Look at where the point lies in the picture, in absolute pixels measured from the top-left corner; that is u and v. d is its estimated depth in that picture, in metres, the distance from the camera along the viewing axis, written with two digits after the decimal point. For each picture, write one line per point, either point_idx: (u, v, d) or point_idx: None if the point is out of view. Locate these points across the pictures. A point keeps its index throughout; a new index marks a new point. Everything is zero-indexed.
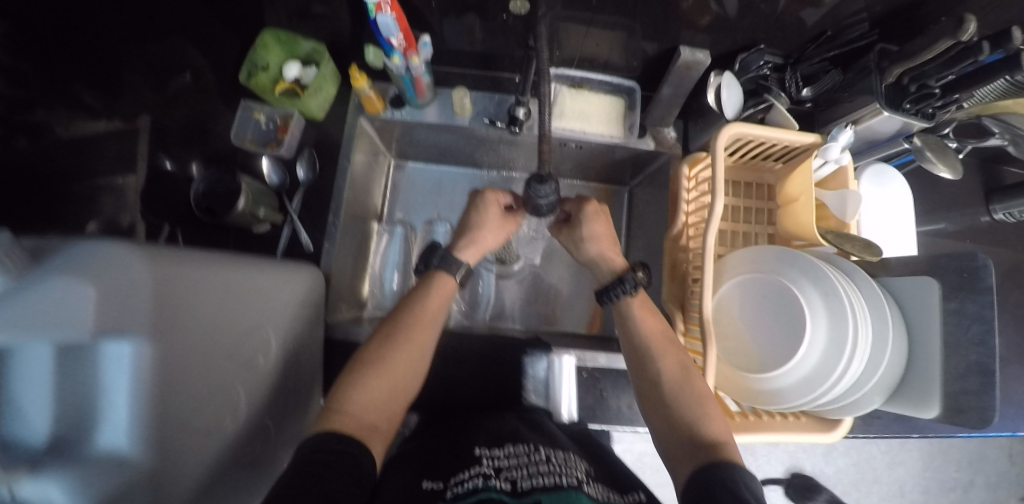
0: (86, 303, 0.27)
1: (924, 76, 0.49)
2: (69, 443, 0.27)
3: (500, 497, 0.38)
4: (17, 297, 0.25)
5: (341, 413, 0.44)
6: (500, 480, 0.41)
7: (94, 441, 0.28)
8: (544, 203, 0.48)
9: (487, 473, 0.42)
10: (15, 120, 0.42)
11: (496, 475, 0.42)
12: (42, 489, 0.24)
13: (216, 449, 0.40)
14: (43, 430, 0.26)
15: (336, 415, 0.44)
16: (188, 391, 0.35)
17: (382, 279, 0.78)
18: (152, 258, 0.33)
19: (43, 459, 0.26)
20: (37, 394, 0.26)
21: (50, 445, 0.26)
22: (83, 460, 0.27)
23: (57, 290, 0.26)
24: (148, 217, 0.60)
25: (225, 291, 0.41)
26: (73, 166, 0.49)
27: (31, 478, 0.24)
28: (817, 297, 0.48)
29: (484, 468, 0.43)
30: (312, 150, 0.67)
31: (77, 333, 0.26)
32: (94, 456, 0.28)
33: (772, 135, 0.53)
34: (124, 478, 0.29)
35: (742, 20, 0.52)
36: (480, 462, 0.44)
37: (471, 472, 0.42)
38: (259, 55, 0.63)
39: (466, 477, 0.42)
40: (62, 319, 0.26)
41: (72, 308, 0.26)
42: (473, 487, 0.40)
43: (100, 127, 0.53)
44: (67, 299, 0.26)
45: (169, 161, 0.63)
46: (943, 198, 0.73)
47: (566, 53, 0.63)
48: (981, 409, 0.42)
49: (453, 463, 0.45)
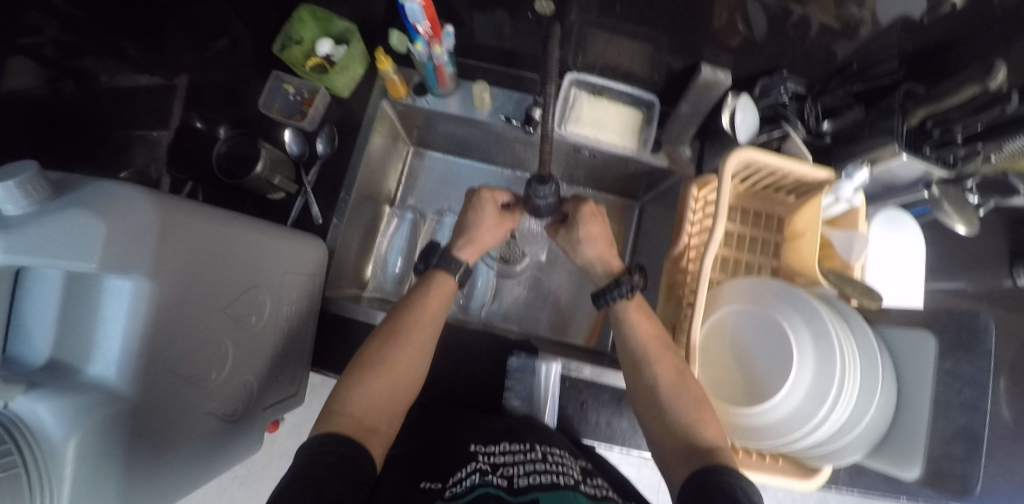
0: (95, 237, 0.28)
1: (948, 121, 0.48)
2: (65, 367, 0.31)
3: (499, 493, 0.39)
4: (35, 223, 0.26)
5: (342, 413, 0.45)
6: (496, 476, 0.42)
7: (84, 370, 0.32)
8: (542, 203, 0.49)
9: (483, 470, 0.43)
10: (65, 65, 0.47)
11: (492, 472, 0.43)
12: (31, 405, 0.28)
13: (202, 398, 0.41)
14: (44, 351, 0.30)
15: (338, 416, 0.45)
16: (179, 338, 0.37)
17: (385, 261, 0.80)
18: (165, 209, 0.35)
19: (38, 377, 0.29)
20: (43, 318, 0.29)
21: (47, 365, 0.30)
22: (72, 383, 0.31)
23: (70, 222, 0.28)
24: (173, 171, 0.63)
25: (230, 248, 0.43)
26: (114, 114, 0.54)
27: (23, 394, 0.28)
28: (807, 337, 0.48)
29: (482, 465, 0.44)
30: (332, 127, 0.69)
31: (85, 265, 0.28)
32: (82, 381, 0.31)
33: (788, 165, 0.52)
34: (110, 407, 0.31)
35: (768, 44, 0.52)
36: (477, 459, 0.46)
37: (467, 471, 0.43)
38: (294, 29, 0.65)
39: (463, 476, 0.42)
40: (71, 248, 0.27)
41: (82, 239, 0.28)
42: (470, 484, 0.40)
43: (142, 80, 0.58)
44: (78, 231, 0.28)
45: (200, 121, 0.66)
46: (965, 256, 0.70)
47: (590, 59, 0.64)
48: (959, 475, 0.41)
49: (449, 461, 0.46)
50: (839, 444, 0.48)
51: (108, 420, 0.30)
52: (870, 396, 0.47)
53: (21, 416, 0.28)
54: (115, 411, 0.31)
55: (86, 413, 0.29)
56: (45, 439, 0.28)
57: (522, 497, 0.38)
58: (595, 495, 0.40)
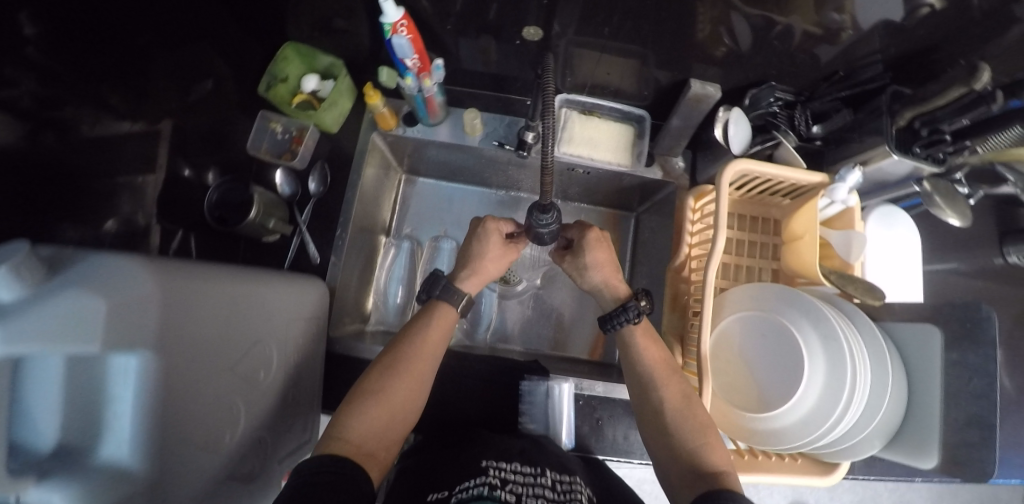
0: (98, 317, 0.28)
1: (936, 121, 0.50)
2: (74, 452, 0.29)
3: None
4: (36, 309, 0.26)
5: (342, 439, 0.44)
6: (505, 491, 0.42)
7: (98, 450, 0.30)
8: (545, 232, 0.49)
9: (493, 485, 0.42)
10: (42, 117, 0.42)
11: (501, 487, 0.43)
12: (47, 497, 0.26)
13: (214, 460, 0.40)
14: (51, 438, 0.28)
15: (335, 440, 0.44)
16: (187, 405, 0.36)
17: (386, 292, 0.79)
18: (161, 273, 0.35)
19: (48, 467, 0.27)
20: (48, 402, 0.27)
21: (55, 452, 0.28)
22: (84, 469, 0.29)
23: (72, 304, 0.27)
24: (163, 221, 0.60)
25: (229, 305, 0.42)
26: (93, 162, 0.48)
27: (35, 487, 0.25)
28: (815, 339, 0.48)
29: (491, 479, 0.43)
30: (325, 163, 0.68)
31: (89, 346, 0.27)
32: (94, 465, 0.29)
33: (781, 172, 0.53)
34: (122, 488, 0.30)
35: (755, 55, 0.53)
36: (488, 473, 0.45)
37: (476, 481, 0.43)
38: (279, 67, 0.65)
39: (471, 485, 0.42)
40: (75, 332, 0.27)
41: (85, 321, 0.27)
42: (476, 493, 0.40)
43: (125, 129, 0.53)
44: (80, 312, 0.27)
45: (187, 168, 0.63)
46: (956, 240, 0.72)
47: (578, 79, 0.64)
48: (979, 463, 0.41)
49: (460, 475, 0.45)
50: (857, 440, 0.48)
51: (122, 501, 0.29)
52: (882, 391, 0.47)
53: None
54: (127, 491, 0.30)
55: (98, 499, 0.28)
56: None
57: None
58: None
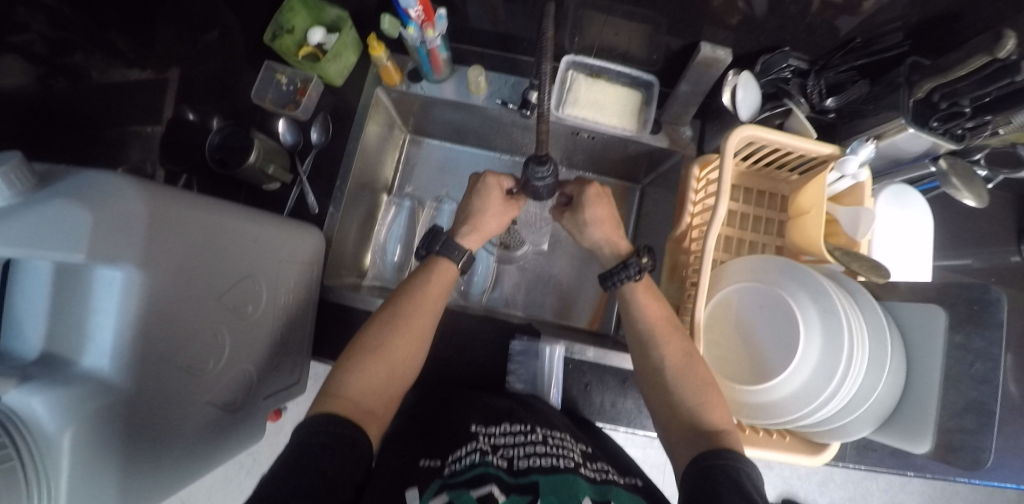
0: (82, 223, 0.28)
1: (956, 94, 0.46)
2: (58, 360, 0.30)
3: (498, 474, 0.38)
4: (21, 216, 0.27)
5: (337, 396, 0.44)
6: (496, 457, 0.42)
7: (78, 361, 0.31)
8: (540, 185, 0.49)
9: (484, 450, 0.43)
10: (55, 63, 0.46)
11: (492, 452, 0.43)
12: (24, 398, 0.27)
13: (200, 388, 0.40)
14: (37, 343, 0.30)
15: (331, 398, 0.44)
16: (170, 327, 0.36)
17: (383, 250, 0.79)
18: (153, 193, 0.34)
19: (31, 370, 0.29)
20: (36, 310, 0.29)
21: (40, 358, 0.30)
22: (63, 375, 0.30)
23: (58, 209, 0.28)
24: (165, 164, 0.62)
25: (223, 235, 0.42)
26: (101, 112, 0.52)
27: (13, 387, 0.27)
28: (814, 315, 0.46)
29: (482, 445, 0.44)
30: (327, 115, 0.68)
31: (71, 255, 0.28)
32: (75, 373, 0.30)
33: (791, 142, 0.51)
34: (104, 398, 0.30)
35: (768, 20, 0.51)
36: (477, 439, 0.45)
37: (468, 449, 0.43)
38: (285, 18, 0.64)
39: (463, 454, 0.43)
40: (60, 235, 0.27)
41: (68, 225, 0.28)
42: (470, 462, 0.40)
43: (133, 76, 0.56)
44: (64, 217, 0.28)
45: (192, 113, 0.64)
46: (972, 232, 0.69)
47: (586, 40, 0.63)
48: (976, 450, 0.40)
49: (449, 442, 0.45)
50: (848, 420, 0.47)
51: (103, 410, 0.30)
52: (879, 371, 0.45)
53: (12, 408, 0.27)
54: (110, 402, 0.30)
55: (79, 407, 0.28)
56: (40, 431, 0.27)
57: (523, 479, 0.38)
58: (595, 479, 0.39)
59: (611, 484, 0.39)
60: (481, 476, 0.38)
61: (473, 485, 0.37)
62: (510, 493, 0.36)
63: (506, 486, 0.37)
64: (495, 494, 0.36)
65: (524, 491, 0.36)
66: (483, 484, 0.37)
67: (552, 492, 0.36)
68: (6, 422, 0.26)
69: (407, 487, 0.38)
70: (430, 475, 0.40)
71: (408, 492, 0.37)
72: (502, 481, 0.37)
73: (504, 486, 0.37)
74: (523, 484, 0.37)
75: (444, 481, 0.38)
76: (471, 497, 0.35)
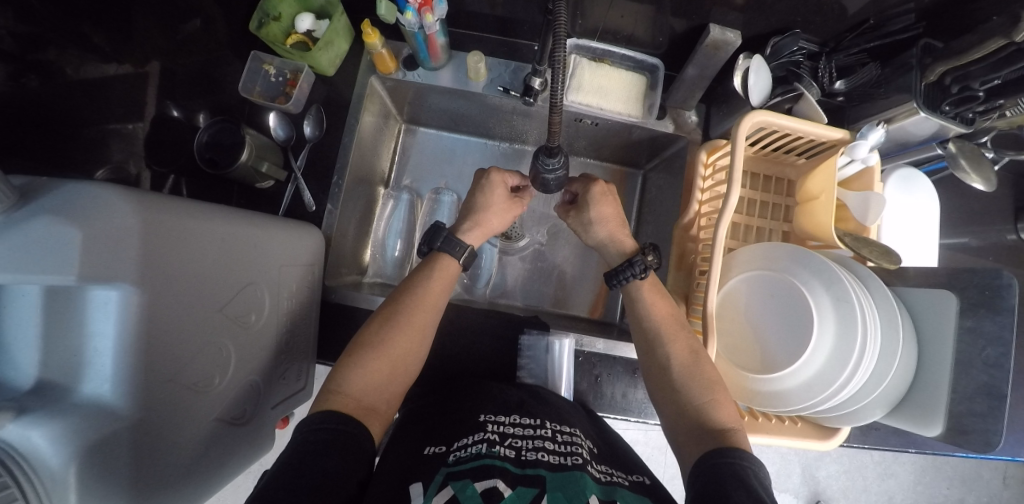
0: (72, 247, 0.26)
1: (968, 78, 0.46)
2: (54, 388, 0.29)
3: (505, 466, 0.37)
4: (5, 237, 0.25)
5: (341, 394, 0.43)
6: (504, 447, 0.41)
7: (77, 389, 0.29)
8: (551, 177, 0.49)
9: (491, 440, 0.41)
10: (26, 59, 0.44)
11: (500, 442, 0.41)
12: (24, 432, 0.26)
13: (206, 407, 0.39)
14: (32, 371, 0.28)
15: (335, 395, 0.43)
16: (169, 345, 0.34)
17: (383, 245, 0.77)
18: (146, 205, 0.32)
19: (27, 402, 0.27)
20: (26, 336, 0.28)
21: (35, 387, 0.28)
22: (61, 405, 0.28)
23: (42, 232, 0.26)
24: (152, 165, 0.58)
25: (220, 242, 0.40)
26: (80, 110, 0.50)
27: (11, 421, 0.25)
28: (827, 302, 0.46)
29: (489, 435, 0.43)
30: (320, 107, 0.66)
31: (62, 277, 0.26)
32: (75, 402, 0.29)
33: (801, 127, 0.50)
34: (105, 428, 0.29)
35: (779, 2, 0.50)
36: (485, 428, 0.44)
37: (474, 439, 0.42)
38: (271, 3, 0.61)
39: (469, 443, 0.41)
40: (48, 260, 0.26)
41: (58, 249, 0.26)
42: (476, 452, 0.39)
43: (111, 71, 0.53)
44: (51, 241, 0.26)
45: (176, 109, 0.61)
46: (974, 212, 0.69)
47: (590, 23, 0.61)
48: (986, 432, 0.41)
49: (456, 429, 0.44)
50: (860, 405, 0.47)
51: (104, 440, 0.29)
52: (890, 358, 0.45)
53: (10, 443, 0.26)
54: (111, 430, 0.29)
55: (81, 436, 0.28)
56: (43, 466, 0.27)
57: (529, 471, 0.37)
58: (602, 479, 0.38)
59: (616, 485, 0.38)
60: (486, 469, 0.36)
61: (476, 476, 0.35)
62: (516, 486, 0.35)
63: (510, 478, 0.36)
64: (500, 489, 0.35)
65: (530, 483, 0.36)
66: (487, 477, 0.35)
67: (558, 489, 0.35)
68: (5, 460, 0.25)
69: (411, 482, 0.37)
70: (434, 465, 0.39)
71: (413, 488, 0.36)
72: (507, 474, 0.36)
73: (509, 479, 0.36)
74: (528, 476, 0.37)
75: (448, 471, 0.37)
76: (475, 492, 0.34)
